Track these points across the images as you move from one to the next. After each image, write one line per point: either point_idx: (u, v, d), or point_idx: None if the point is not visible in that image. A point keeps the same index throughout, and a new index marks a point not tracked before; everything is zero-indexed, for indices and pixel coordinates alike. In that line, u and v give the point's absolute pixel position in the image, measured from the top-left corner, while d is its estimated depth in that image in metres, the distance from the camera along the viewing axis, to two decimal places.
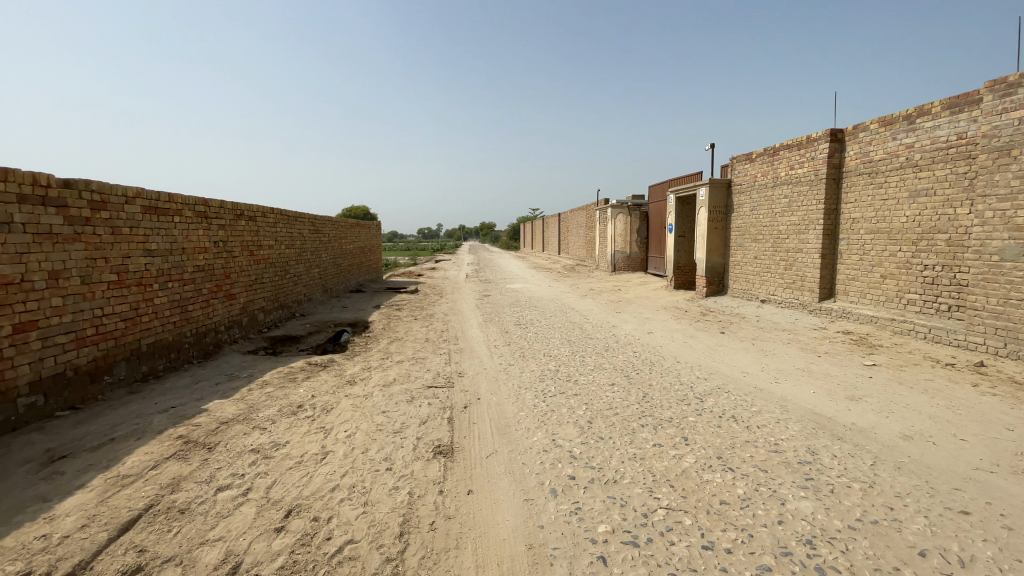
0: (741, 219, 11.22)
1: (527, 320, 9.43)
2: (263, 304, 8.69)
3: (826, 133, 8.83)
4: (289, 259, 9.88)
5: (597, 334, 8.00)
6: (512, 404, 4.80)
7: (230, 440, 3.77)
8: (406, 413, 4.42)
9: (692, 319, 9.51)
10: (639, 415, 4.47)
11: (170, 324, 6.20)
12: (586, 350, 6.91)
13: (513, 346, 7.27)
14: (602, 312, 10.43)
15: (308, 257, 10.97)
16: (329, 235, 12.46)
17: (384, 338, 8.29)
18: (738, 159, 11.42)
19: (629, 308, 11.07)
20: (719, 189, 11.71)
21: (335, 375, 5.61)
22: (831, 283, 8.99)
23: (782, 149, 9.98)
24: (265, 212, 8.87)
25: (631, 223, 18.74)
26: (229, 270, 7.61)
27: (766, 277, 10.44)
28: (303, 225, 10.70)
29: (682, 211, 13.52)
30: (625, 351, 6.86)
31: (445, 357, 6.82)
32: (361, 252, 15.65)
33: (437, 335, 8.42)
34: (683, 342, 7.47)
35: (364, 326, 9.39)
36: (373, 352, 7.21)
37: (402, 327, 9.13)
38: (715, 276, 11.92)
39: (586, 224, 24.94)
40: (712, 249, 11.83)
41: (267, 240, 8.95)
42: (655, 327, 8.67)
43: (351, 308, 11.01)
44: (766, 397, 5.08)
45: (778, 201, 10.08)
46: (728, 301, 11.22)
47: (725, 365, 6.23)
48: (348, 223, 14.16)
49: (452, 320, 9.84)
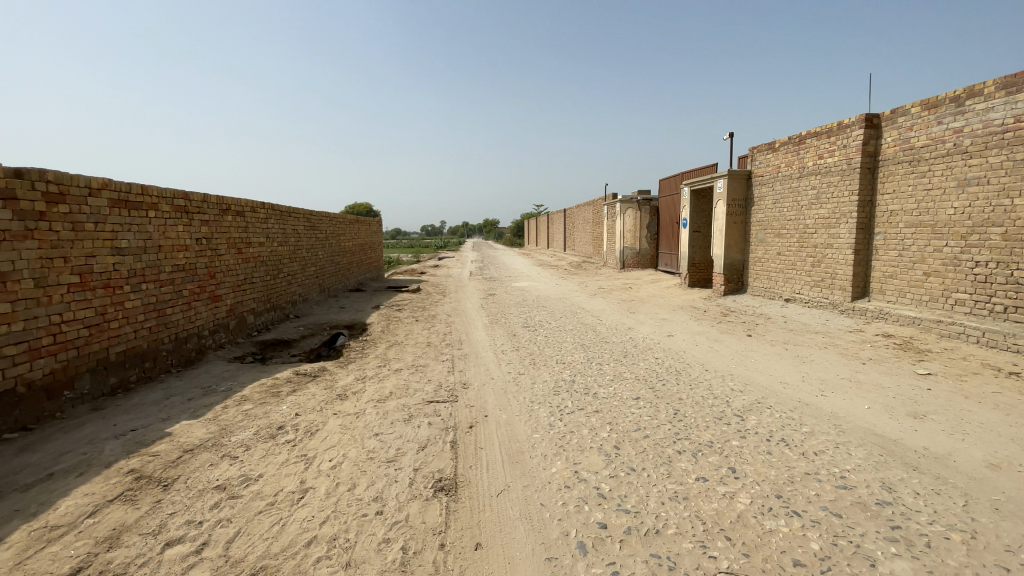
0: (763, 213, 10.54)
1: (536, 322, 8.79)
2: (253, 306, 8.10)
3: (860, 119, 8.13)
4: (281, 257, 9.29)
5: (613, 338, 7.37)
6: (524, 423, 4.18)
7: (192, 475, 3.17)
8: (402, 437, 3.80)
9: (713, 320, 8.86)
10: (673, 438, 3.84)
11: (144, 330, 5.60)
12: (603, 357, 6.28)
13: (522, 351, 6.64)
14: (616, 312, 9.79)
15: (303, 255, 10.37)
16: (327, 231, 11.87)
17: (382, 342, 7.68)
18: (760, 149, 10.72)
19: (643, 308, 10.42)
20: (738, 181, 11.03)
21: (324, 388, 5.00)
22: (865, 281, 8.32)
23: (810, 136, 9.27)
24: (254, 207, 8.27)
25: (641, 219, 18.04)
26: (213, 269, 7.00)
27: (790, 274, 9.77)
28: (298, 221, 10.10)
29: (697, 205, 12.83)
30: (647, 358, 6.22)
31: (448, 365, 6.20)
32: (360, 249, 15.05)
33: (439, 338, 7.80)
34: (708, 347, 6.83)
35: (362, 328, 8.80)
36: (369, 359, 6.59)
37: (402, 330, 8.51)
38: (735, 273, 11.23)
39: (592, 220, 24.27)
40: (731, 245, 11.15)
41: (257, 237, 8.35)
42: (675, 329, 8.01)
43: (349, 309, 10.41)
44: (815, 414, 4.44)
45: (805, 193, 9.38)
46: (749, 300, 10.54)
47: (761, 374, 5.58)
48: (346, 219, 13.56)
49: (456, 322, 9.22)
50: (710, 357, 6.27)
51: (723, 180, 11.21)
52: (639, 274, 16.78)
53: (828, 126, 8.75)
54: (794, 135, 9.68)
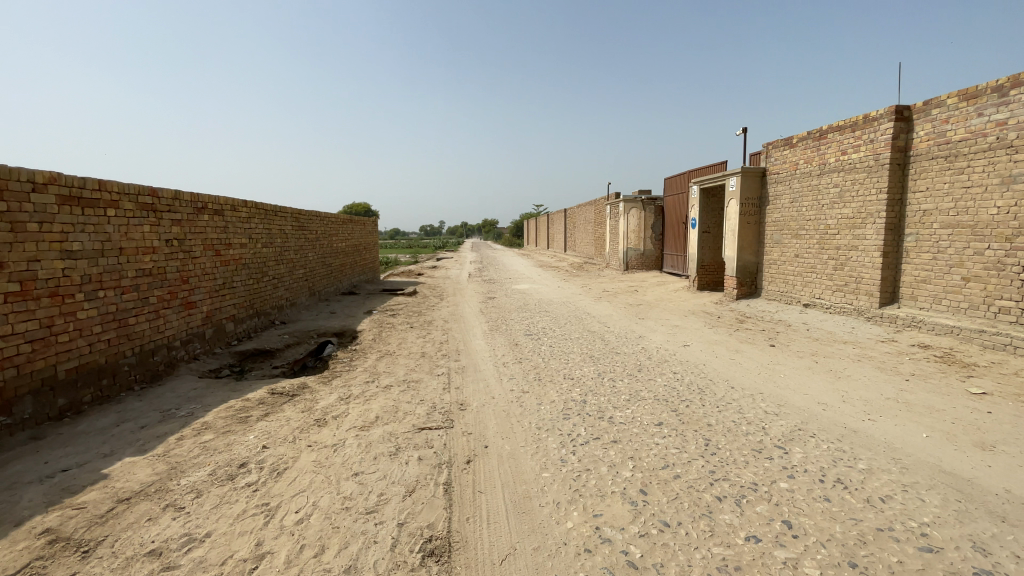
0: (779, 212, 9.94)
1: (539, 329, 8.17)
2: (233, 312, 7.48)
3: (890, 111, 7.52)
4: (266, 259, 8.65)
5: (625, 348, 6.76)
6: (531, 457, 3.56)
7: (122, 536, 2.56)
8: (386, 478, 3.19)
9: (729, 327, 8.26)
10: (708, 479, 3.23)
11: (102, 344, 4.97)
12: (616, 371, 5.66)
13: (525, 364, 6.03)
14: (624, 319, 9.17)
15: (291, 257, 9.74)
16: (317, 231, 11.23)
17: (372, 352, 7.06)
18: (775, 144, 10.11)
19: (653, 313, 9.80)
20: (752, 178, 10.43)
21: (301, 411, 4.39)
22: (894, 286, 7.72)
23: (832, 131, 8.67)
24: (234, 205, 7.63)
25: (646, 219, 17.42)
26: (186, 274, 6.38)
27: (810, 278, 9.16)
28: (285, 221, 9.47)
29: (706, 205, 12.22)
30: (664, 372, 5.61)
31: (443, 380, 5.58)
32: (354, 250, 14.40)
33: (435, 348, 7.19)
34: (730, 359, 6.22)
35: (352, 335, 8.18)
36: (356, 373, 5.97)
37: (395, 338, 7.89)
38: (748, 276, 10.63)
39: (594, 220, 23.66)
40: (744, 246, 10.54)
41: (238, 238, 7.71)
42: (691, 338, 7.40)
43: (340, 314, 9.78)
44: (867, 445, 3.84)
45: (826, 191, 8.78)
46: (764, 305, 9.95)
47: (795, 394, 4.97)
48: (338, 218, 12.92)
49: (453, 329, 8.60)
50: (735, 372, 5.66)
51: (736, 178, 10.60)
52: (644, 275, 16.17)
53: (853, 119, 8.15)
54: (814, 130, 9.08)
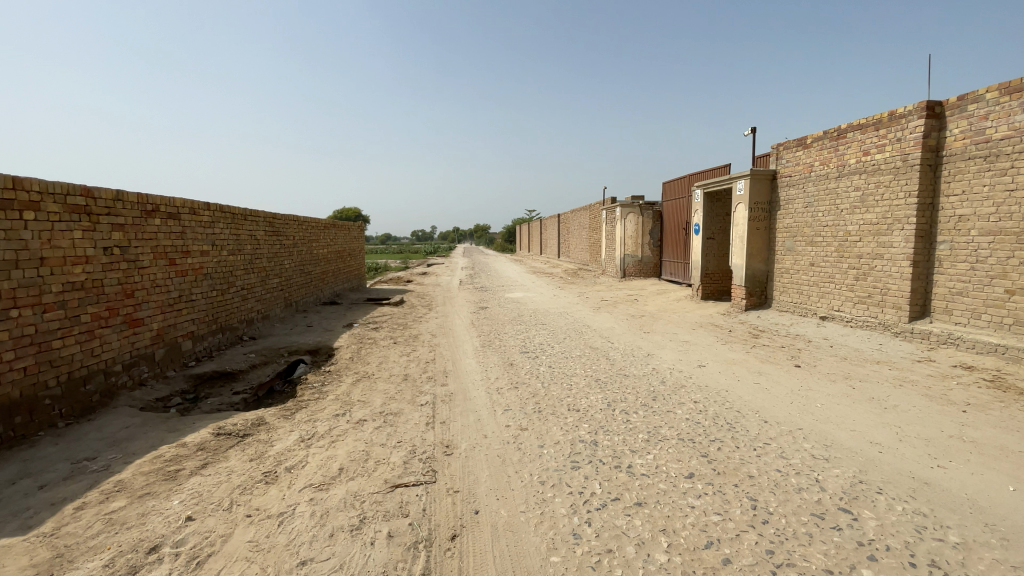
0: (791, 217, 9.27)
1: (535, 346, 7.39)
2: (190, 329, 6.63)
3: (919, 107, 6.88)
4: (233, 267, 7.80)
5: (633, 370, 6.00)
6: (535, 530, 2.78)
7: None
8: (343, 570, 2.39)
9: (744, 342, 7.55)
10: (768, 565, 2.47)
11: (15, 374, 4.13)
12: (627, 400, 4.89)
13: (522, 390, 5.24)
14: (628, 332, 8.42)
15: (263, 265, 8.88)
16: (294, 237, 10.38)
17: (348, 374, 6.24)
18: (787, 145, 9.46)
19: (659, 326, 9.06)
20: (761, 181, 9.76)
21: (249, 461, 3.57)
22: (924, 298, 7.06)
23: (851, 129, 8.01)
24: (195, 207, 6.80)
25: (644, 224, 16.73)
26: (130, 287, 5.53)
27: (827, 288, 8.48)
28: (257, 226, 8.63)
29: (711, 209, 11.55)
30: (683, 401, 4.86)
31: (426, 412, 4.77)
32: (337, 257, 13.54)
33: (419, 368, 6.39)
34: (754, 382, 5.49)
35: (329, 353, 7.34)
36: (326, 401, 5.15)
37: (375, 355, 7.07)
38: (758, 285, 9.95)
39: (589, 225, 22.97)
40: (753, 254, 9.87)
41: (198, 244, 6.87)
42: (705, 356, 6.66)
43: (317, 327, 8.93)
44: (948, 504, 3.11)
45: (846, 195, 8.12)
46: (777, 317, 9.25)
47: (840, 431, 4.23)
48: (320, 223, 12.07)
49: (441, 345, 7.79)
50: (763, 401, 4.92)
51: (744, 181, 9.93)
52: (643, 283, 15.45)
53: (876, 117, 7.51)
54: (830, 129, 8.44)
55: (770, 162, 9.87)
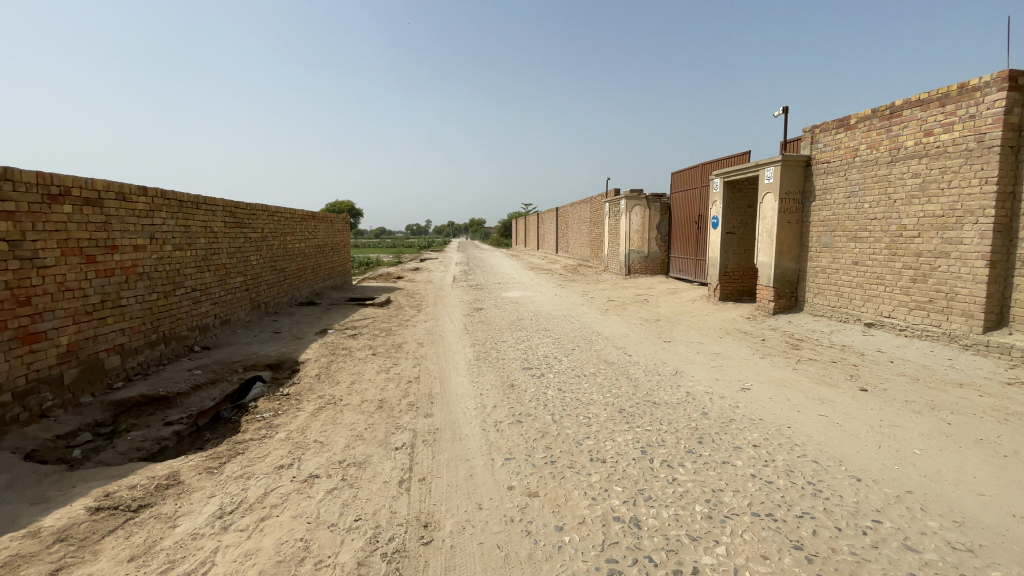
0: (829, 209, 8.13)
1: (540, 359, 6.21)
2: (119, 341, 5.42)
3: (1000, 77, 5.76)
4: (180, 265, 6.57)
5: (663, 395, 4.85)
6: None
7: None
8: None
9: (785, 355, 6.41)
10: None
11: None
12: (665, 443, 3.74)
13: (527, 427, 4.07)
14: (646, 340, 7.27)
15: (223, 262, 7.65)
16: (262, 229, 9.12)
17: (309, 398, 5.05)
18: (824, 127, 8.30)
19: (679, 332, 7.91)
20: (794, 168, 8.62)
21: (127, 564, 2.42)
22: (1001, 305, 5.96)
23: (909, 106, 6.86)
24: (124, 193, 5.58)
25: (651, 217, 15.53)
26: (25, 292, 4.31)
27: (874, 291, 7.37)
28: (212, 215, 7.39)
29: (731, 200, 10.39)
30: (738, 447, 3.72)
31: (401, 461, 3.59)
32: (317, 252, 12.29)
33: (398, 389, 5.20)
34: (819, 416, 4.38)
35: (293, 368, 6.14)
36: (273, 443, 3.97)
37: (347, 371, 5.87)
38: (788, 286, 8.82)
39: (589, 220, 21.78)
40: (783, 250, 8.73)
41: (130, 238, 5.64)
42: (747, 376, 5.51)
43: (285, 333, 7.72)
44: None
45: (900, 182, 6.99)
46: (813, 323, 8.13)
47: (963, 498, 3.11)
48: (295, 214, 10.82)
49: (428, 356, 6.60)
50: (843, 449, 3.77)
51: (773, 168, 8.77)
52: (650, 282, 14.23)
53: (942, 90, 6.36)
54: (880, 106, 7.28)
55: (804, 146, 8.71)
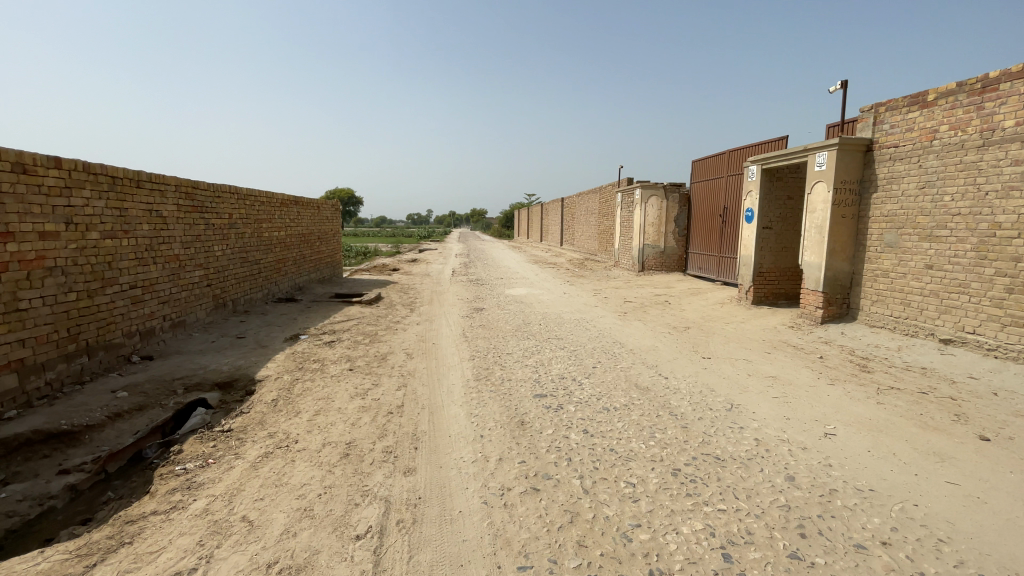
0: (896, 202, 6.88)
1: (555, 381, 4.98)
2: (15, 356, 4.21)
3: None
4: (112, 257, 5.35)
5: (724, 446, 3.64)
6: None
7: None
8: None
9: (857, 381, 5.19)
10: None
11: None
12: (755, 540, 2.54)
13: (547, 501, 2.87)
14: (680, 354, 6.05)
15: (175, 252, 6.42)
16: (229, 214, 7.85)
17: (256, 437, 3.84)
18: (890, 105, 7.03)
19: (715, 343, 6.70)
20: (852, 154, 7.36)
21: None
22: None
23: (1010, 77, 5.60)
24: (24, 164, 4.35)
25: (669, 209, 14.22)
26: None
27: (954, 301, 6.14)
28: (158, 197, 6.14)
29: (769, 191, 9.11)
30: (863, 550, 2.51)
31: (362, 565, 2.39)
32: (300, 242, 11.03)
33: (374, 426, 3.99)
34: (947, 484, 3.20)
35: (247, 389, 4.92)
36: (183, 522, 2.77)
37: (313, 395, 4.67)
38: (839, 291, 7.60)
39: (599, 211, 20.45)
40: (835, 249, 7.49)
41: (34, 223, 4.42)
42: (824, 416, 4.29)
43: (249, 339, 6.49)
44: None
45: (994, 171, 5.74)
46: (873, 336, 6.91)
47: None
48: (273, 199, 9.56)
49: (416, 373, 5.38)
50: (1011, 552, 2.58)
51: (827, 152, 7.51)
52: (668, 280, 12.98)
53: None
54: (969, 79, 6.02)
55: (863, 128, 7.44)
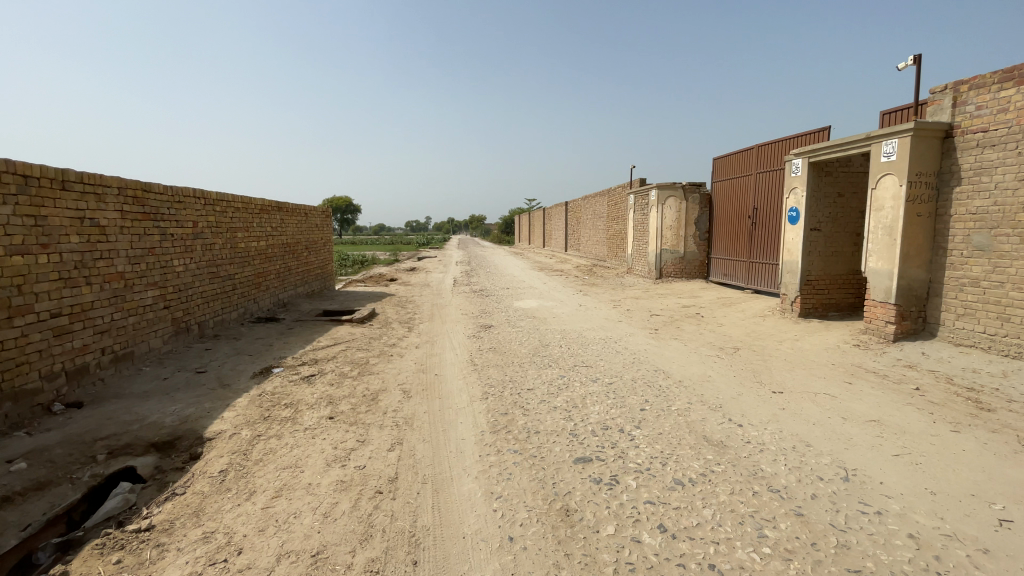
0: (989, 197, 5.73)
1: (596, 434, 3.78)
2: None
3: None
4: (24, 279, 4.17)
5: (872, 554, 2.46)
6: None
7: None
8: None
9: (984, 427, 4.01)
10: None
11: None
12: None
13: None
14: (742, 389, 4.87)
15: (118, 270, 5.24)
16: (194, 222, 6.68)
17: (183, 543, 2.66)
18: (975, 82, 5.91)
19: (778, 370, 5.51)
20: (928, 141, 6.23)
21: None
22: None
23: None
24: None
25: (689, 211, 13.06)
26: None
27: None
28: (93, 201, 4.96)
29: (817, 187, 7.96)
30: None
31: None
32: (284, 252, 9.85)
33: (355, 518, 2.80)
34: None
35: (192, 451, 3.72)
36: None
37: (276, 462, 3.47)
38: (914, 303, 6.43)
39: (607, 215, 19.28)
40: (910, 254, 6.34)
41: None
42: (978, 489, 3.11)
43: (211, 374, 5.29)
44: None
45: None
46: (965, 358, 5.73)
47: None
48: (249, 204, 8.39)
49: (415, 422, 4.18)
50: None
51: (898, 140, 6.39)
52: (692, 288, 11.79)
53: None
54: None
55: (939, 110, 6.31)
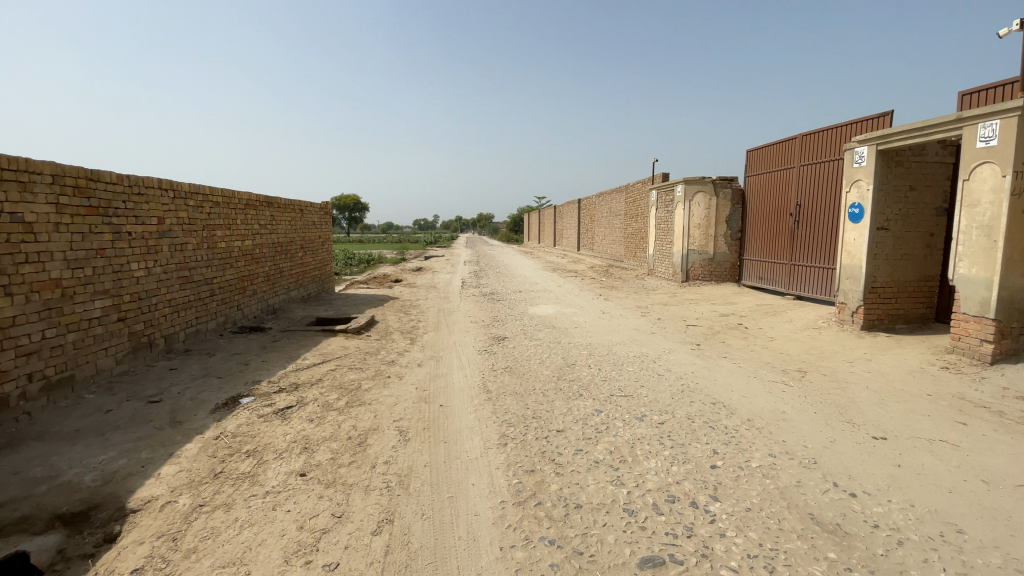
0: None
1: (660, 511, 2.74)
2: None
3: None
4: None
5: None
6: None
7: None
8: None
9: None
10: None
11: None
12: None
13: None
14: (835, 434, 3.77)
15: (52, 277, 4.28)
16: (160, 218, 5.71)
17: None
18: None
19: (867, 406, 4.42)
20: None
21: None
22: None
23: None
24: None
25: (719, 208, 11.93)
26: None
27: None
28: (16, 191, 4.00)
29: (885, 180, 6.85)
30: None
31: None
32: (275, 252, 8.86)
33: None
34: None
35: (108, 530, 2.71)
36: None
37: (216, 554, 2.48)
38: (1015, 317, 5.34)
39: (625, 212, 18.15)
40: (1015, 259, 5.23)
41: None
42: None
43: (165, 405, 4.29)
44: None
45: None
46: None
47: None
48: (233, 199, 7.41)
49: (412, 483, 3.17)
50: None
51: (1001, 121, 5.27)
52: (725, 294, 10.67)
53: None
54: None
55: None
